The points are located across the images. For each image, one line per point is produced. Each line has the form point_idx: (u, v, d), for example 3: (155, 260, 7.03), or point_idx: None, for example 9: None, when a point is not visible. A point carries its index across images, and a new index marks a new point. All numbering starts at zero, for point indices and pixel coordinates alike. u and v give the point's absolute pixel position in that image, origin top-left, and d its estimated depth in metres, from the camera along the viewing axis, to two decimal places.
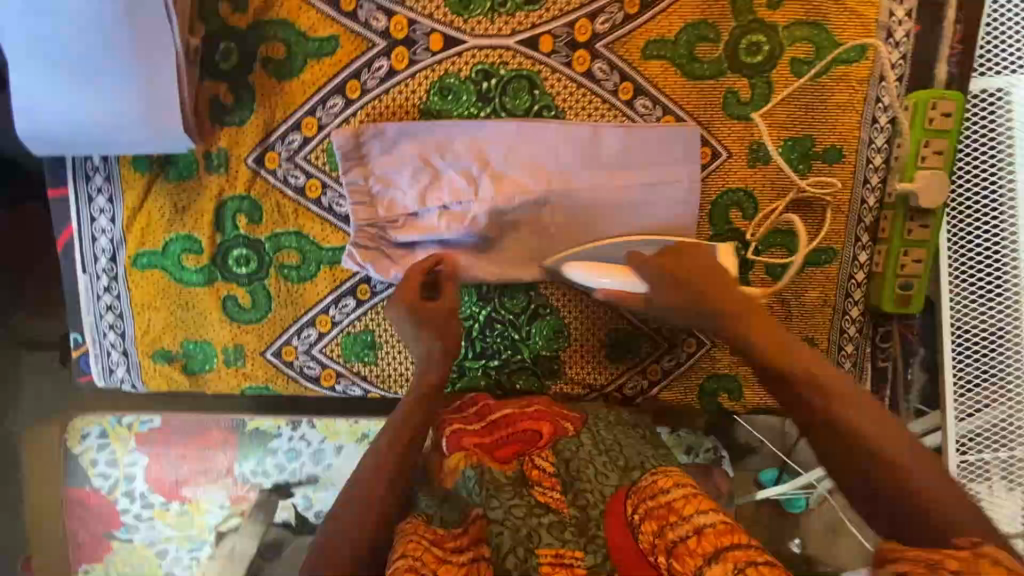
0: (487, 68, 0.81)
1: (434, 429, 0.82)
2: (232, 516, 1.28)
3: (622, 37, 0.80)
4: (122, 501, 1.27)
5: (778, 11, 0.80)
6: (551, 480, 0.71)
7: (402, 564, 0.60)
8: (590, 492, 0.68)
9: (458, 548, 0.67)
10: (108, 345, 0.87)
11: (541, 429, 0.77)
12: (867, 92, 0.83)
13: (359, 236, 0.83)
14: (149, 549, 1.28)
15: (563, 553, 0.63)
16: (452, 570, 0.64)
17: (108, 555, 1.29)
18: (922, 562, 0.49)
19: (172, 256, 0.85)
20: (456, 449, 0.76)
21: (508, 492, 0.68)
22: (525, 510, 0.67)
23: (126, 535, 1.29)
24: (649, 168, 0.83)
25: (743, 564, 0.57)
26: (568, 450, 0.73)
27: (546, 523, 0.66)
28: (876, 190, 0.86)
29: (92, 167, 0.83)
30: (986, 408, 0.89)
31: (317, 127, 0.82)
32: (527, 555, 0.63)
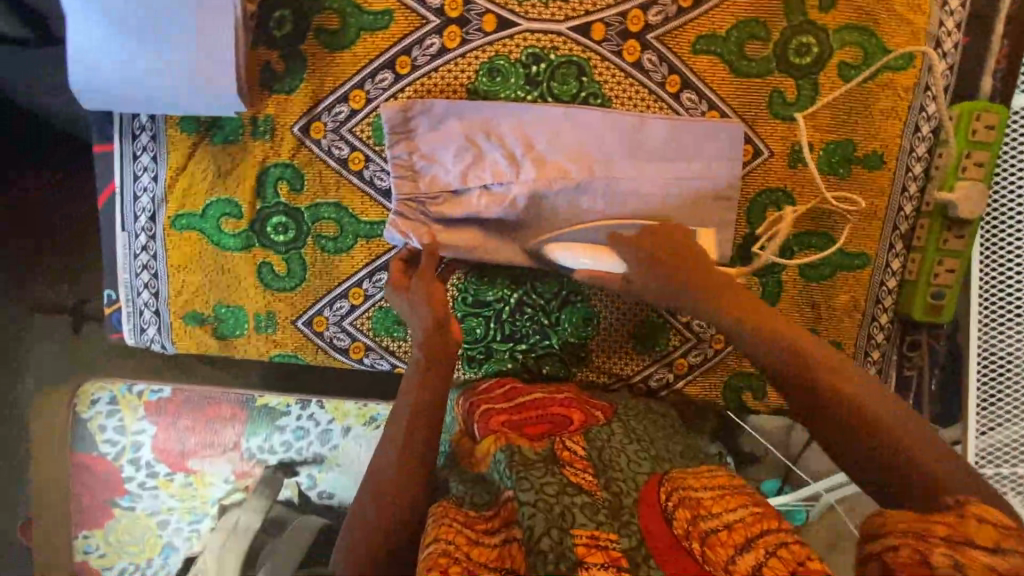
0: (538, 52, 0.81)
1: (466, 409, 0.84)
2: (236, 491, 1.27)
3: (673, 30, 0.81)
4: (127, 468, 1.26)
5: (829, 14, 0.81)
6: (582, 463, 0.70)
7: (437, 547, 0.61)
8: (623, 480, 0.67)
9: (488, 530, 0.66)
10: (141, 303, 0.88)
11: (572, 414, 0.79)
12: (912, 100, 0.83)
13: (400, 209, 0.83)
14: (151, 519, 1.26)
15: (597, 535, 0.60)
16: (485, 553, 0.63)
17: (109, 522, 1.27)
18: (913, 533, 0.49)
19: (210, 220, 0.85)
20: (485, 429, 0.76)
21: (539, 470, 0.66)
22: (557, 488, 0.63)
23: (128, 503, 1.27)
24: (692, 162, 0.83)
25: (775, 548, 0.59)
26: (599, 438, 0.74)
27: (579, 504, 0.62)
28: (913, 199, 0.86)
29: (139, 126, 0.83)
30: (1007, 424, 0.89)
31: (365, 100, 0.83)
32: (562, 536, 0.59)
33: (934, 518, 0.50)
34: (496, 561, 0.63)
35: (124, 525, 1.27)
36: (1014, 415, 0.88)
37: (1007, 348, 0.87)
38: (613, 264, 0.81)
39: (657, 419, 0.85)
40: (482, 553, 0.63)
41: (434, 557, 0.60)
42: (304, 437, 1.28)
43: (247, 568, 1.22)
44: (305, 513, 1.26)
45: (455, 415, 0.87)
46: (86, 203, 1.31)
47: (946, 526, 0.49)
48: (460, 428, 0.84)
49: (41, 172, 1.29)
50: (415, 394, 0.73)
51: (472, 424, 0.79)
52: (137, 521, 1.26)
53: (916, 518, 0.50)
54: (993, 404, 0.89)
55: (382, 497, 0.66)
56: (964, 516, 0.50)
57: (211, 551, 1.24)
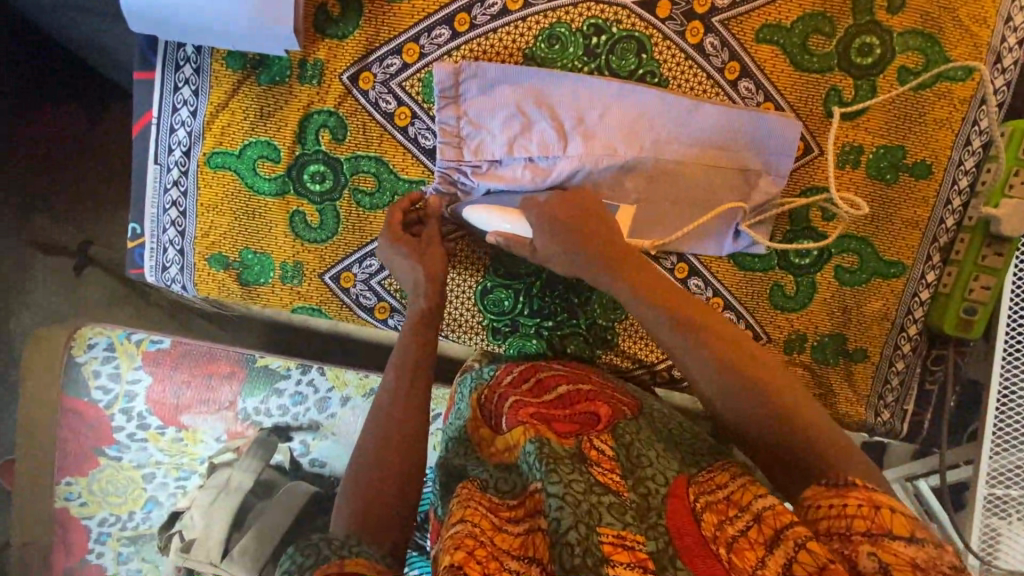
0: (600, 23, 0.80)
1: (490, 398, 0.80)
2: (226, 451, 1.23)
3: (739, 15, 0.80)
4: (118, 418, 1.23)
5: (896, 16, 0.80)
6: (609, 463, 0.67)
7: (462, 528, 0.60)
8: (651, 478, 0.66)
9: (512, 519, 0.64)
10: (166, 241, 0.87)
11: (600, 412, 0.74)
12: (966, 113, 0.83)
13: (440, 180, 0.83)
14: (137, 471, 1.22)
15: (624, 535, 0.58)
16: (508, 540, 0.61)
17: (94, 471, 1.22)
18: (836, 532, 0.54)
19: (247, 161, 0.83)
20: (514, 422, 0.73)
21: (569, 466, 0.63)
22: (585, 486, 0.62)
23: (115, 453, 1.23)
24: (740, 153, 0.82)
25: (806, 540, 0.54)
26: (626, 435, 0.71)
27: (606, 503, 0.61)
28: (955, 212, 0.86)
29: (184, 57, 0.81)
30: (1021, 446, 0.89)
31: (419, 54, 0.81)
32: (588, 532, 0.58)
33: (852, 512, 0.54)
34: (518, 549, 0.60)
35: (107, 475, 1.22)
36: None
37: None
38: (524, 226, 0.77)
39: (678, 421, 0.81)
40: (505, 540, 0.61)
41: (459, 537, 0.58)
42: (303, 402, 1.25)
43: (235, 528, 1.18)
44: (294, 480, 1.23)
45: (469, 403, 0.83)
46: (102, 142, 1.27)
47: (865, 521, 0.53)
48: (475, 416, 0.81)
49: (59, 104, 1.25)
50: (409, 350, 0.75)
51: (499, 417, 0.77)
52: (123, 472, 1.22)
53: (836, 514, 0.54)
54: (1010, 425, 0.89)
55: (383, 455, 0.68)
56: (876, 505, 0.53)
57: (198, 510, 1.19)
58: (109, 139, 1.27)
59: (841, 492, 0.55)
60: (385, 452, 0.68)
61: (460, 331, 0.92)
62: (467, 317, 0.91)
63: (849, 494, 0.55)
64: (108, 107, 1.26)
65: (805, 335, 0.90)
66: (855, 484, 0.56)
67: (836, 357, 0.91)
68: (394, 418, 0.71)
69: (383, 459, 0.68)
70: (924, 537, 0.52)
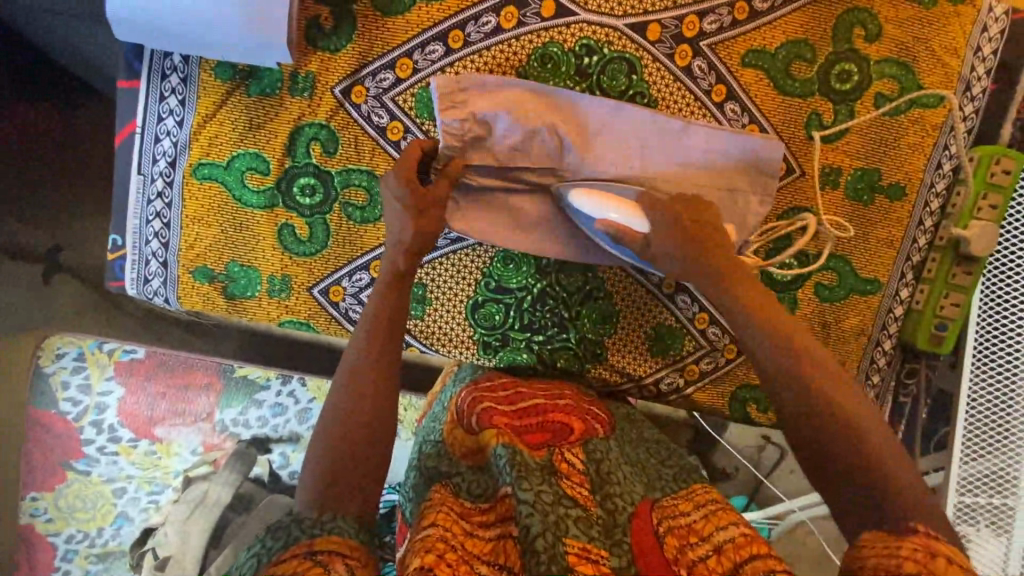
0: (592, 44, 0.81)
1: (465, 400, 0.81)
2: (202, 464, 1.20)
3: (725, 40, 0.83)
4: (87, 431, 1.18)
5: (873, 45, 0.84)
6: (580, 476, 0.70)
7: (433, 533, 0.61)
8: (619, 496, 0.68)
9: (484, 523, 0.66)
10: (148, 253, 0.85)
11: (574, 425, 0.77)
12: (937, 138, 0.87)
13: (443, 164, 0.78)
14: (106, 486, 1.18)
15: (590, 549, 0.60)
16: (479, 545, 0.63)
17: (61, 486, 1.18)
18: (882, 567, 0.51)
19: (235, 173, 0.82)
20: (488, 425, 0.74)
21: (538, 478, 0.65)
22: (553, 498, 0.63)
23: (84, 468, 1.18)
24: (728, 171, 0.83)
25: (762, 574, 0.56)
26: (598, 451, 0.74)
27: (573, 516, 0.62)
28: (928, 232, 0.90)
29: (171, 66, 0.80)
30: (988, 455, 0.93)
31: (412, 69, 0.81)
32: (556, 541, 0.58)
33: (903, 552, 0.51)
34: (489, 554, 0.63)
35: (74, 490, 1.18)
36: (993, 448, 0.92)
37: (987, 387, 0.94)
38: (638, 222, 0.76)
39: (650, 445, 0.83)
40: (476, 545, 0.63)
41: (431, 541, 0.59)
42: (282, 414, 1.23)
43: (212, 545, 1.15)
44: (274, 493, 1.20)
45: (444, 408, 0.84)
46: (75, 143, 1.22)
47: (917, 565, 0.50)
48: (451, 417, 0.81)
49: (25, 103, 1.19)
50: (381, 310, 0.72)
51: (471, 417, 0.77)
52: (91, 486, 1.18)
53: (887, 552, 0.52)
54: (978, 435, 0.93)
55: (350, 413, 0.67)
56: (933, 553, 0.50)
57: (172, 525, 1.16)
58: (82, 142, 1.22)
59: (897, 535, 0.53)
60: (354, 413, 0.67)
61: (449, 344, 0.92)
62: (455, 330, 0.92)
63: (906, 539, 0.52)
64: (80, 109, 1.21)
65: None
66: (915, 529, 0.53)
67: None
68: (366, 380, 0.69)
69: (351, 418, 0.67)
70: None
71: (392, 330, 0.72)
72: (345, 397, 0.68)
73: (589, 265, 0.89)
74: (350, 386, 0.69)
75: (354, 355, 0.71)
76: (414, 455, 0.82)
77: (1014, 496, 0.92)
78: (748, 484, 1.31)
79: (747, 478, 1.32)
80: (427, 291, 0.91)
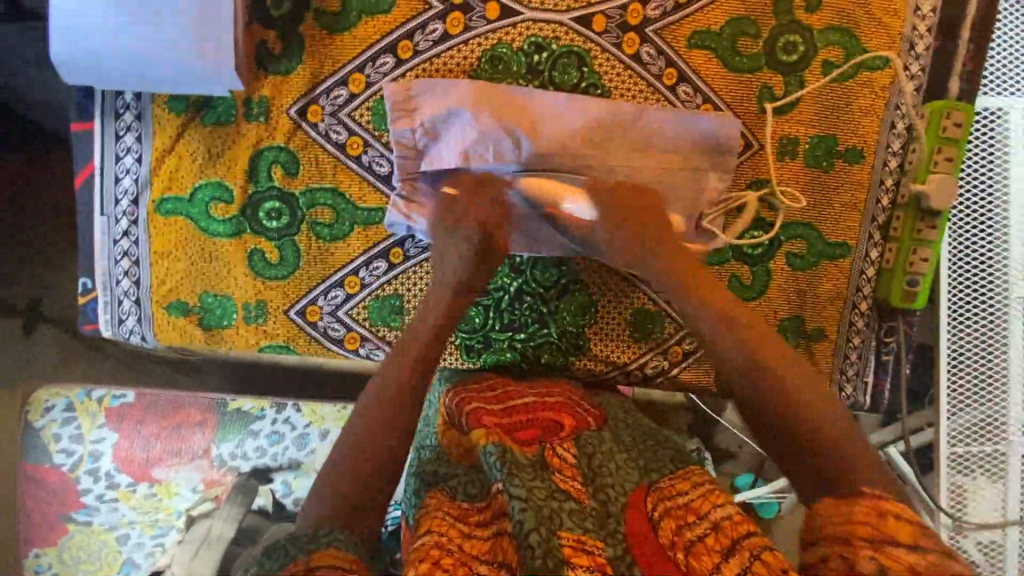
0: (540, 41, 0.82)
1: (454, 399, 0.82)
2: (204, 501, 1.19)
3: (671, 24, 0.84)
4: (84, 480, 1.17)
5: (815, 15, 0.86)
6: (571, 470, 0.71)
7: (429, 540, 0.64)
8: (611, 486, 0.69)
9: (480, 523, 0.68)
10: (120, 292, 0.84)
11: (564, 420, 0.78)
12: (888, 98, 0.88)
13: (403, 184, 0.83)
14: (110, 533, 1.18)
15: (585, 540, 0.62)
16: (478, 545, 0.66)
17: (63, 539, 1.18)
18: (836, 537, 0.55)
19: (198, 204, 0.82)
20: (476, 426, 0.75)
21: (529, 473, 0.66)
22: (546, 492, 0.65)
23: (84, 518, 1.18)
24: (686, 152, 0.85)
25: (760, 551, 0.60)
26: (590, 445, 0.75)
27: (568, 509, 0.64)
28: (890, 191, 0.91)
29: (123, 104, 0.80)
30: (974, 406, 0.97)
31: (365, 84, 0.81)
32: (550, 535, 0.60)
33: (857, 516, 0.54)
34: (487, 553, 0.66)
35: (76, 542, 1.18)
36: (977, 397, 0.97)
37: (961, 337, 0.96)
38: (586, 210, 0.81)
39: (646, 428, 0.84)
40: (475, 546, 0.66)
41: (425, 549, 0.62)
42: (280, 441, 1.22)
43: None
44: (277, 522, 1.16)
45: (439, 407, 0.85)
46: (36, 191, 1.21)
47: (870, 528, 0.53)
48: (443, 422, 0.82)
49: None
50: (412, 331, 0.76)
51: (461, 417, 0.79)
52: (93, 536, 1.18)
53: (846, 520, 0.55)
54: (961, 385, 0.97)
55: (369, 428, 0.69)
56: (883, 514, 0.54)
57: (178, 566, 1.15)
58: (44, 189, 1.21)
59: (848, 501, 0.56)
60: (374, 429, 0.69)
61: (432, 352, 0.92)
62: None
63: (857, 501, 0.55)
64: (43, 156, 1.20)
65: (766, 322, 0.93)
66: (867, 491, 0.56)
67: (796, 339, 0.94)
68: (387, 397, 0.71)
69: (367, 434, 0.68)
70: (928, 546, 0.52)
71: (421, 361, 0.74)
72: (365, 413, 0.70)
73: (563, 258, 0.90)
74: (378, 409, 0.70)
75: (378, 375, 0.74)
76: (413, 463, 0.83)
77: (1004, 441, 0.97)
78: (754, 460, 1.31)
79: (751, 454, 1.32)
80: (404, 300, 0.87)
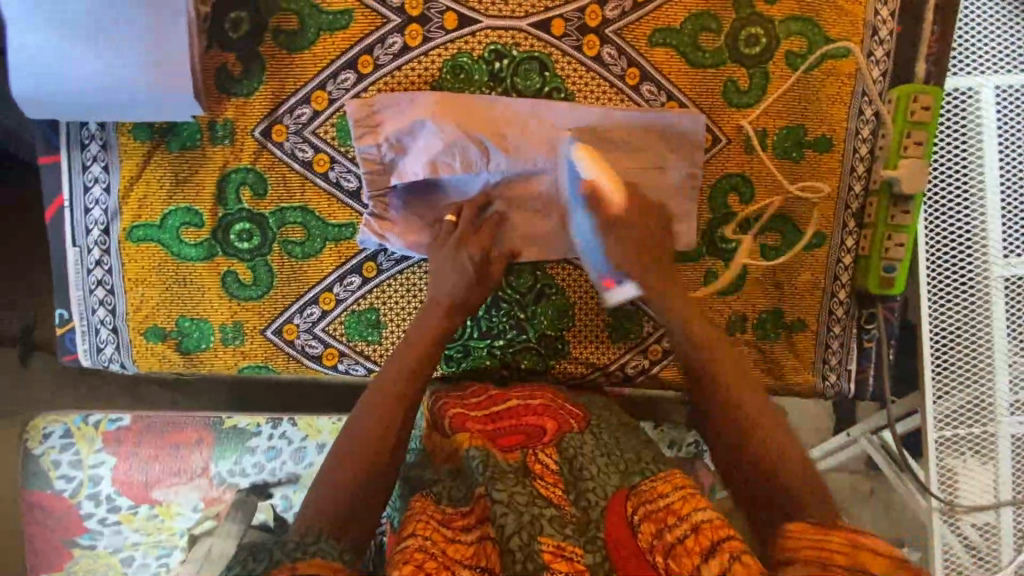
0: (500, 48, 0.83)
1: (435, 409, 0.83)
2: (206, 519, 1.19)
3: (630, 24, 0.84)
4: (86, 505, 1.17)
5: (775, 6, 0.85)
6: (553, 477, 0.71)
7: (413, 542, 0.62)
8: (593, 490, 0.68)
9: (464, 528, 0.67)
10: (96, 322, 0.85)
11: (546, 424, 0.78)
12: (855, 86, 0.88)
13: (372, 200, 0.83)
14: (114, 556, 1.19)
15: (564, 546, 0.62)
16: (462, 549, 0.64)
17: (69, 562, 1.18)
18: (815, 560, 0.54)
19: (169, 230, 0.82)
20: (459, 430, 0.77)
21: (511, 479, 0.67)
22: (527, 498, 0.65)
23: (89, 541, 1.18)
24: (652, 151, 0.85)
25: (739, 555, 0.59)
26: (571, 448, 0.74)
27: (548, 515, 0.64)
28: (861, 178, 0.91)
29: (88, 135, 0.81)
30: (959, 389, 0.96)
31: (328, 101, 0.81)
32: (530, 539, 0.61)
33: (835, 547, 0.55)
34: (472, 558, 0.64)
35: (83, 566, 1.18)
36: (961, 380, 0.96)
37: (943, 321, 0.96)
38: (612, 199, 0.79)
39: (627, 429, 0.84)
40: (458, 550, 0.64)
41: (409, 552, 0.61)
42: (277, 457, 1.20)
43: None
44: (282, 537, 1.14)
45: (426, 411, 0.86)
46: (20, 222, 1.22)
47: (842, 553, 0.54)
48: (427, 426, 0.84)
49: None
50: (416, 333, 0.80)
51: (443, 422, 0.80)
52: (99, 560, 1.18)
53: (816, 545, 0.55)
54: (945, 369, 0.96)
55: (370, 427, 0.73)
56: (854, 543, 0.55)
57: None
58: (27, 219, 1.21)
59: (822, 530, 0.57)
60: (375, 428, 0.73)
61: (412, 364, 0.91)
62: None
63: (833, 533, 0.56)
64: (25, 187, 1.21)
65: (745, 316, 0.93)
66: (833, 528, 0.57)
67: (776, 331, 0.94)
68: (388, 397, 0.75)
69: (369, 431, 0.72)
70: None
71: (421, 366, 0.78)
72: (365, 414, 0.74)
73: (537, 262, 0.90)
74: (380, 413, 0.74)
75: (379, 378, 0.78)
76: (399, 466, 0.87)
77: (993, 422, 0.96)
78: None
79: None
80: (380, 314, 0.87)
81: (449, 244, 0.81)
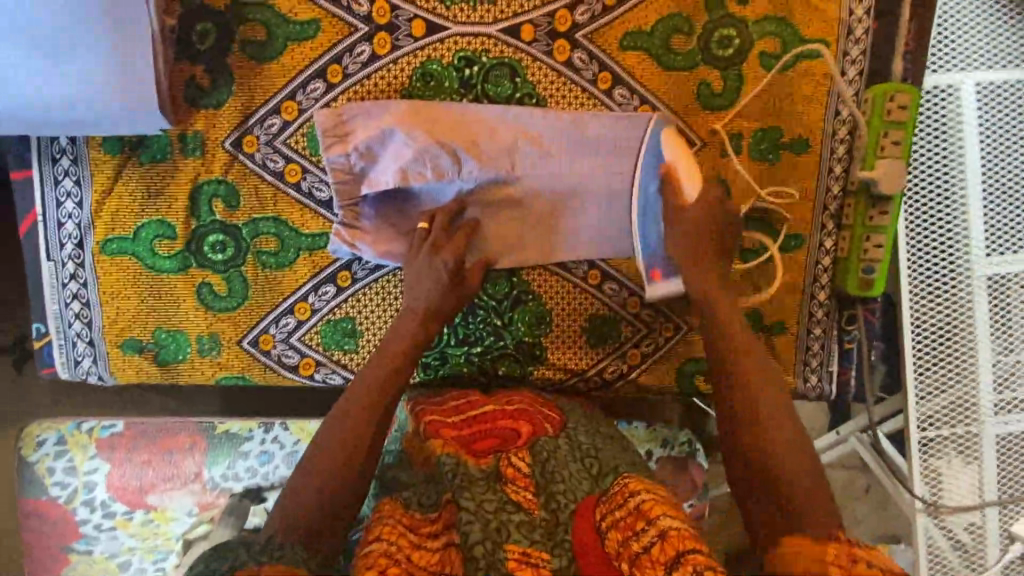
0: (469, 55, 0.82)
1: (413, 417, 0.83)
2: (201, 523, 1.17)
3: (601, 28, 0.83)
4: (81, 510, 1.17)
5: (747, 7, 0.84)
6: (525, 480, 0.69)
7: (376, 548, 0.62)
8: (562, 494, 0.67)
9: (431, 534, 0.66)
10: (73, 335, 0.85)
11: (520, 428, 0.76)
12: (830, 86, 0.87)
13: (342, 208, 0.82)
14: (110, 561, 1.18)
15: (530, 553, 0.62)
16: (425, 557, 0.63)
17: (66, 569, 1.19)
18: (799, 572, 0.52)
19: (142, 242, 0.83)
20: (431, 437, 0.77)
21: (481, 487, 0.67)
22: (496, 505, 0.66)
23: (85, 546, 1.18)
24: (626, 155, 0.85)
25: (703, 567, 0.57)
26: (545, 451, 0.73)
27: (516, 521, 0.64)
28: (840, 178, 0.90)
29: (59, 150, 0.81)
30: (942, 389, 0.95)
31: (297, 111, 0.81)
32: (495, 548, 0.62)
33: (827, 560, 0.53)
34: (435, 565, 0.63)
35: (82, 571, 1.19)
36: (944, 380, 0.95)
37: (926, 321, 0.95)
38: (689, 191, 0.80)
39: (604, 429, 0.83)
40: (423, 557, 0.63)
41: (372, 557, 0.61)
42: (270, 461, 1.18)
43: None
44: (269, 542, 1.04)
45: (405, 415, 0.86)
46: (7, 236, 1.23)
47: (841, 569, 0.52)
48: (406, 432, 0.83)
49: None
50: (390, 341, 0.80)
51: (417, 428, 0.80)
52: (95, 565, 1.18)
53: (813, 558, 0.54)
54: (927, 369, 0.95)
55: (344, 435, 0.72)
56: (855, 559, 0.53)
57: None
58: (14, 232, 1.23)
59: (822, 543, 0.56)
60: (349, 436, 0.72)
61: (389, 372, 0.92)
62: None
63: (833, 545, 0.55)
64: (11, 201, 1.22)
65: None
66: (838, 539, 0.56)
67: (756, 333, 0.94)
68: (362, 404, 0.75)
69: (343, 439, 0.72)
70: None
71: (393, 373, 0.77)
72: (338, 423, 0.74)
73: (513, 269, 0.89)
74: (354, 421, 0.73)
75: (353, 387, 0.77)
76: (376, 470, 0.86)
77: (976, 422, 0.95)
78: None
79: None
80: (356, 323, 0.87)
81: (423, 251, 0.80)
